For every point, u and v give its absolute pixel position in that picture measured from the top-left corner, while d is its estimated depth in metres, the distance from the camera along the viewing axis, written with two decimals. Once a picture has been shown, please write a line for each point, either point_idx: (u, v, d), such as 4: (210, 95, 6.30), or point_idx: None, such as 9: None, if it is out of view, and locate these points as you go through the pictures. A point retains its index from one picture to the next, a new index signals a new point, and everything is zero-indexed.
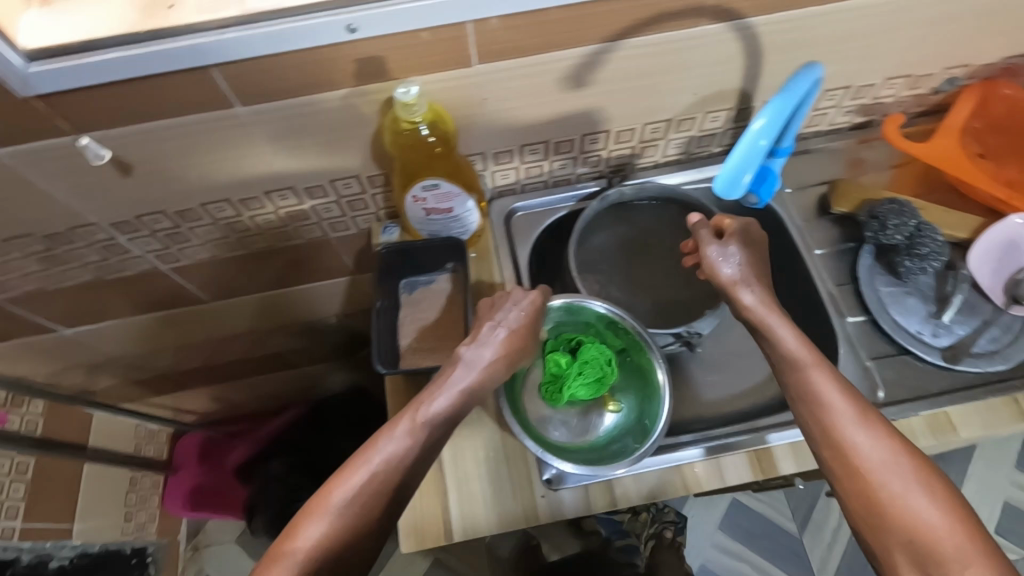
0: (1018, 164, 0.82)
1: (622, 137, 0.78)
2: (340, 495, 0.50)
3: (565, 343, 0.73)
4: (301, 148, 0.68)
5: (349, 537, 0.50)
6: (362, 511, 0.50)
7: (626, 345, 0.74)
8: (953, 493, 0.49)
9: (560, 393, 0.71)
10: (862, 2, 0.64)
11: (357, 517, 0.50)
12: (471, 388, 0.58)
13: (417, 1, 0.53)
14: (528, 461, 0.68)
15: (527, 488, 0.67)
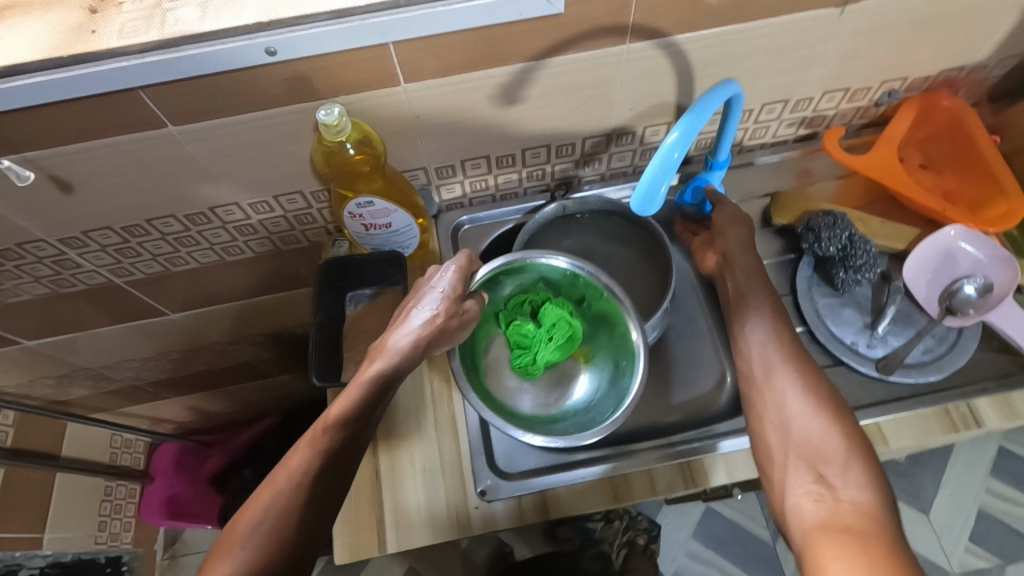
0: (959, 173, 0.82)
1: (563, 151, 0.79)
2: (250, 520, 0.53)
3: (520, 308, 0.75)
4: (240, 166, 0.69)
5: (264, 562, 0.51)
6: (272, 539, 0.52)
7: (585, 294, 0.75)
8: (840, 415, 0.59)
9: (534, 362, 0.73)
10: (784, 19, 0.65)
11: (267, 545, 0.52)
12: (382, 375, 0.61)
13: (334, 25, 0.54)
14: (465, 472, 0.70)
15: (461, 499, 0.68)
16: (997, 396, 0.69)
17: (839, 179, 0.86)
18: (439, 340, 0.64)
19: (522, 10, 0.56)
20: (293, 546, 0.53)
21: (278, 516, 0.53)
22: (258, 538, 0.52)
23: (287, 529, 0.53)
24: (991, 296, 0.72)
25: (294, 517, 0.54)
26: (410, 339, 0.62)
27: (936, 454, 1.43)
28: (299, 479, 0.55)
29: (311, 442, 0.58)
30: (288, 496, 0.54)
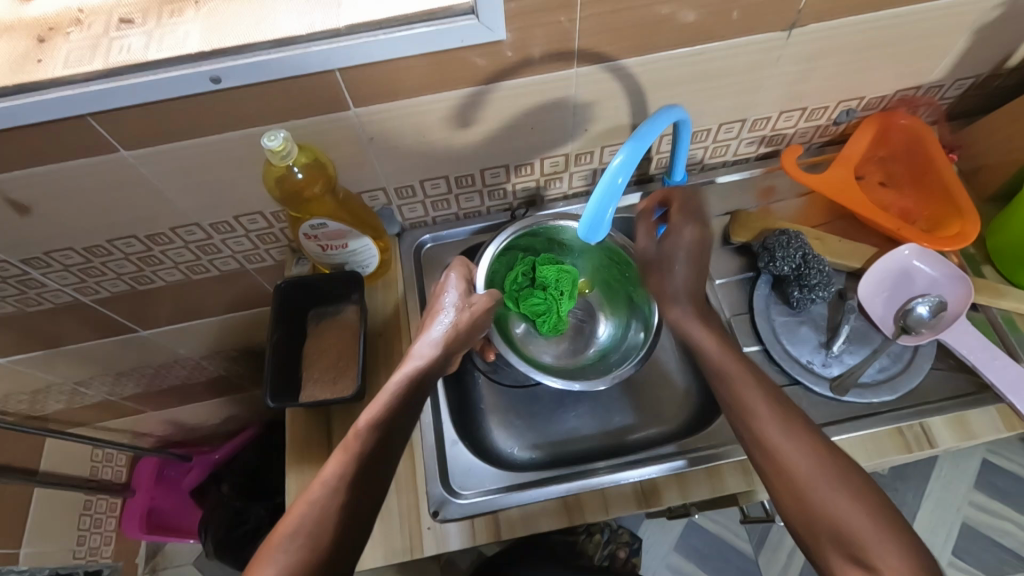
0: (917, 192, 0.83)
1: (523, 171, 0.79)
2: (287, 528, 0.54)
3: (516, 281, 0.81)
4: (198, 189, 0.69)
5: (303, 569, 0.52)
6: (308, 547, 0.53)
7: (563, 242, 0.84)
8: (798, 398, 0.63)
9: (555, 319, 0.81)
10: (732, 43, 0.66)
11: (303, 552, 0.53)
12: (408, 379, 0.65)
13: (276, 54, 0.55)
14: (418, 492, 0.70)
15: (413, 520, 0.68)
16: (953, 415, 0.69)
17: (800, 198, 0.86)
18: (463, 339, 0.70)
19: (463, 37, 0.57)
20: (332, 553, 0.54)
21: (315, 522, 0.54)
22: (295, 546, 0.53)
23: (322, 536, 0.54)
24: (944, 313, 0.73)
25: (333, 522, 0.55)
26: (439, 340, 0.69)
27: (920, 467, 1.39)
28: (333, 485, 0.57)
29: (343, 450, 0.60)
30: (327, 501, 0.56)
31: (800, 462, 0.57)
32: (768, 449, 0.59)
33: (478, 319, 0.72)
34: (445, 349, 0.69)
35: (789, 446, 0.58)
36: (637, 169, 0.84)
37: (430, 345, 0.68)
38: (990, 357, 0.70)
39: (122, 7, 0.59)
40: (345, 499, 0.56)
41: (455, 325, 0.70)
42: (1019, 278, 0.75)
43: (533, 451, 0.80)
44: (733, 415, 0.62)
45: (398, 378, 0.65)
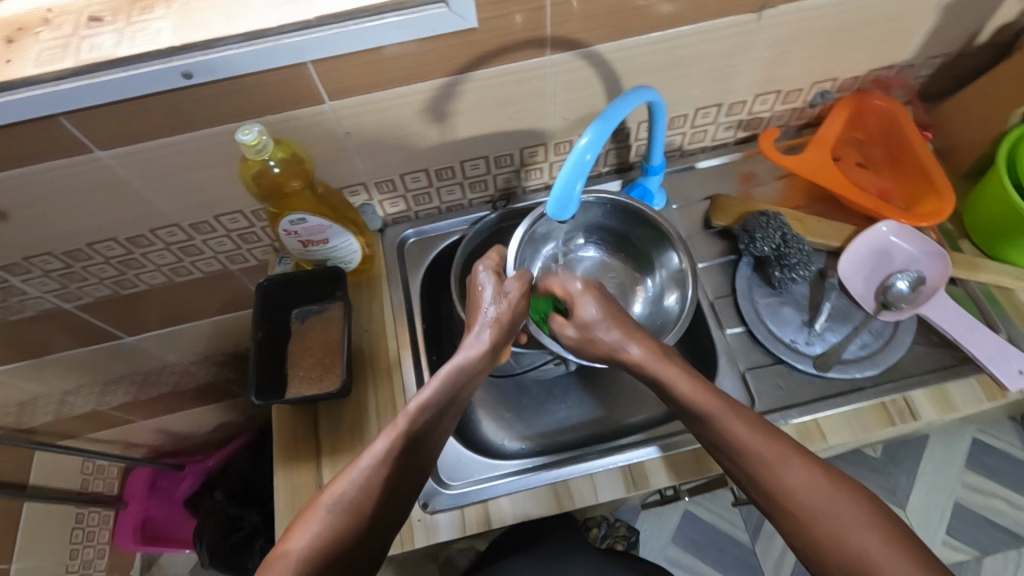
0: (894, 173, 0.84)
1: (503, 161, 0.80)
2: (329, 496, 0.52)
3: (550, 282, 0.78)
4: (176, 188, 0.69)
5: (342, 537, 0.51)
6: (351, 515, 0.52)
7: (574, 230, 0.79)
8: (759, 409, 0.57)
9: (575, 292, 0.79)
10: (704, 27, 0.66)
11: (346, 520, 0.51)
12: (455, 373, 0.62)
13: (247, 47, 0.55)
14: None
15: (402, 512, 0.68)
16: (934, 388, 0.70)
17: (779, 181, 0.87)
18: (510, 332, 0.67)
19: (434, 26, 0.57)
20: (371, 522, 0.53)
21: (357, 493, 0.53)
22: (339, 511, 0.52)
23: (365, 508, 0.53)
24: (923, 287, 0.74)
25: (377, 495, 0.54)
26: (490, 332, 0.65)
27: (911, 450, 1.40)
28: (383, 457, 0.55)
29: (392, 427, 0.57)
30: (375, 473, 0.54)
31: (812, 499, 0.50)
32: (772, 490, 0.52)
33: (522, 308, 0.68)
34: (495, 344, 0.66)
35: (796, 482, 0.51)
36: (617, 157, 0.85)
37: (483, 337, 0.65)
38: (968, 329, 0.71)
39: (92, 6, 0.59)
40: (391, 474, 0.55)
41: (504, 312, 0.67)
42: (996, 251, 0.76)
43: (523, 441, 0.80)
44: (727, 453, 0.55)
45: (452, 364, 0.62)
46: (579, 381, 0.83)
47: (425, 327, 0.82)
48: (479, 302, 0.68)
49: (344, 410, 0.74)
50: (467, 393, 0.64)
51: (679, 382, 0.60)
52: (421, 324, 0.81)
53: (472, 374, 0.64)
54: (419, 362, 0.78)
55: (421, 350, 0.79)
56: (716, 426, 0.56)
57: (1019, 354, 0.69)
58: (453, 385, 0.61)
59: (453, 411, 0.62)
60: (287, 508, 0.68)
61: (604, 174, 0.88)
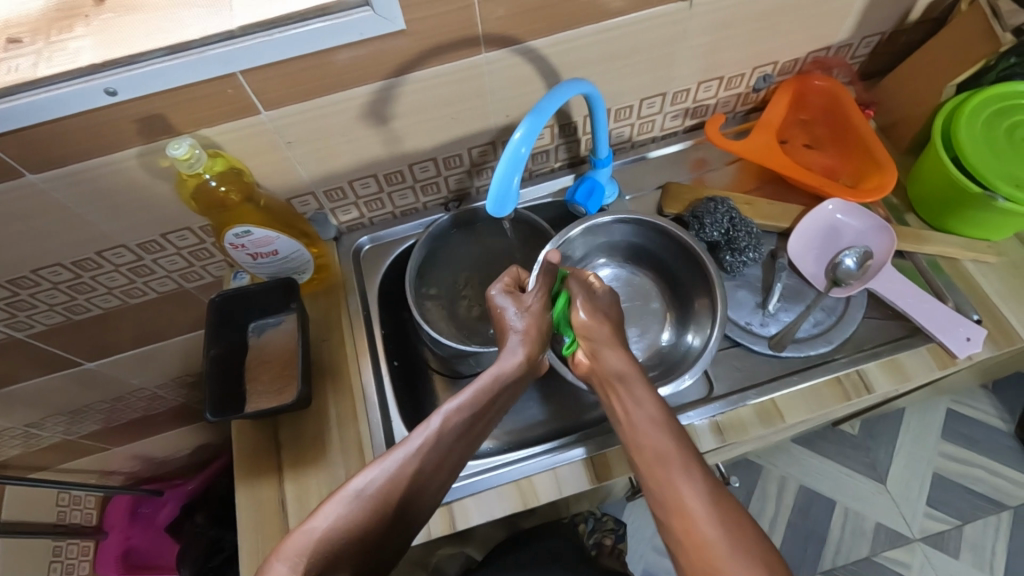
0: (838, 151, 0.85)
1: (452, 162, 0.80)
2: (357, 482, 0.50)
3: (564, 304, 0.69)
4: (117, 208, 0.68)
5: (365, 525, 0.48)
6: (375, 505, 0.49)
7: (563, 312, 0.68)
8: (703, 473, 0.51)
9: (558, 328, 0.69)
10: (636, 17, 0.67)
11: (370, 510, 0.49)
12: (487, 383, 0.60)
13: (170, 62, 0.54)
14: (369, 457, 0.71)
15: None
16: (887, 360, 0.71)
17: (729, 166, 0.88)
18: (541, 345, 0.65)
19: (361, 30, 0.57)
20: (394, 513, 0.50)
21: (385, 484, 0.51)
22: (361, 501, 0.49)
23: (390, 498, 0.50)
24: (871, 262, 0.75)
25: (406, 488, 0.51)
26: (526, 347, 0.63)
27: (888, 424, 1.42)
28: (416, 452, 0.53)
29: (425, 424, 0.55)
30: (407, 463, 0.52)
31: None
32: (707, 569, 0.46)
33: (549, 320, 0.66)
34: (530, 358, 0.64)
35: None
36: (568, 152, 0.85)
37: (518, 351, 0.63)
38: (916, 299, 0.73)
39: (11, 28, 0.58)
40: (420, 469, 0.53)
41: (533, 325, 0.65)
42: (939, 222, 0.78)
43: (491, 440, 0.80)
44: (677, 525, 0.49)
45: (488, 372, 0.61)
46: (545, 378, 0.83)
47: (385, 333, 0.82)
48: (503, 321, 0.66)
49: (305, 421, 0.73)
50: (502, 403, 0.61)
51: (678, 471, 0.50)
52: (379, 331, 0.81)
53: (508, 386, 0.61)
54: (380, 370, 0.78)
55: (381, 357, 0.79)
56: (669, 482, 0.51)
57: (968, 321, 0.70)
58: (490, 392, 0.59)
59: (489, 416, 0.60)
60: (251, 523, 0.68)
61: (557, 169, 0.88)
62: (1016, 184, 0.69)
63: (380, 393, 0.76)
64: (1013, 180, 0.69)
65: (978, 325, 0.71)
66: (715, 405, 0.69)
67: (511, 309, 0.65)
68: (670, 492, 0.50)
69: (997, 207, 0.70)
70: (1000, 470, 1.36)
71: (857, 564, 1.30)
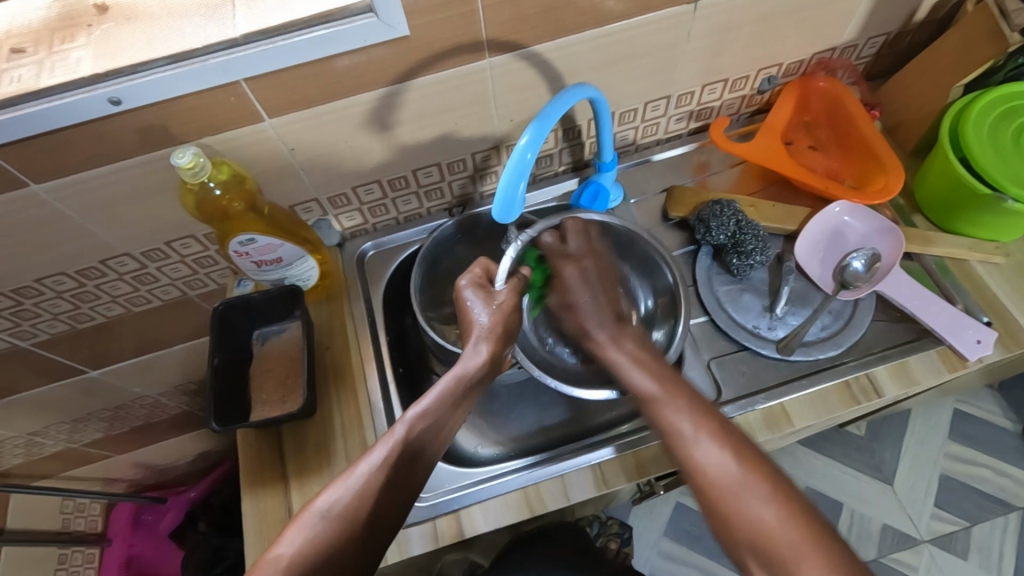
0: (843, 154, 0.85)
1: (455, 167, 0.79)
2: (323, 502, 0.51)
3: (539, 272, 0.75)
4: (121, 217, 0.68)
5: (336, 543, 0.50)
6: (343, 522, 0.50)
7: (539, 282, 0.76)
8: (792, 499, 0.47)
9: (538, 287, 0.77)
10: (640, 20, 0.66)
11: (338, 528, 0.50)
12: (449, 387, 0.60)
13: (173, 71, 0.54)
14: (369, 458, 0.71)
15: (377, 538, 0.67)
16: (895, 363, 0.70)
17: (733, 168, 0.87)
18: (508, 340, 0.66)
19: (364, 36, 0.56)
20: (368, 528, 0.51)
21: (351, 501, 0.51)
22: (329, 520, 0.50)
23: (359, 514, 0.51)
24: (879, 265, 0.75)
25: (376, 502, 0.52)
26: (489, 343, 0.64)
27: (894, 425, 1.41)
28: (380, 464, 0.54)
29: (389, 435, 0.56)
30: (373, 476, 0.53)
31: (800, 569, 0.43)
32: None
33: (515, 316, 0.67)
34: (495, 354, 0.64)
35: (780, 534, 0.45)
36: (572, 156, 0.85)
37: (481, 348, 0.63)
38: (924, 302, 0.72)
39: (13, 38, 0.58)
40: (389, 480, 0.53)
41: (498, 321, 0.65)
42: (948, 224, 0.77)
43: (496, 447, 0.79)
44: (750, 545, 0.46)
45: (449, 375, 0.61)
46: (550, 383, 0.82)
47: (389, 340, 0.82)
48: (470, 318, 0.66)
49: (309, 429, 0.73)
50: (470, 401, 0.63)
51: (668, 406, 0.55)
52: (384, 337, 0.80)
53: (473, 385, 0.62)
54: (385, 377, 0.77)
55: (386, 363, 0.78)
56: (744, 514, 0.47)
57: (977, 324, 0.70)
58: (455, 395, 0.60)
59: (458, 415, 0.61)
60: (256, 532, 0.67)
61: (560, 173, 0.88)
62: None
63: (386, 399, 0.76)
64: (1021, 182, 0.69)
65: (987, 328, 0.70)
66: (725, 409, 0.68)
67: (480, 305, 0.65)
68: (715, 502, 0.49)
69: (1007, 208, 0.70)
70: (1008, 471, 1.35)
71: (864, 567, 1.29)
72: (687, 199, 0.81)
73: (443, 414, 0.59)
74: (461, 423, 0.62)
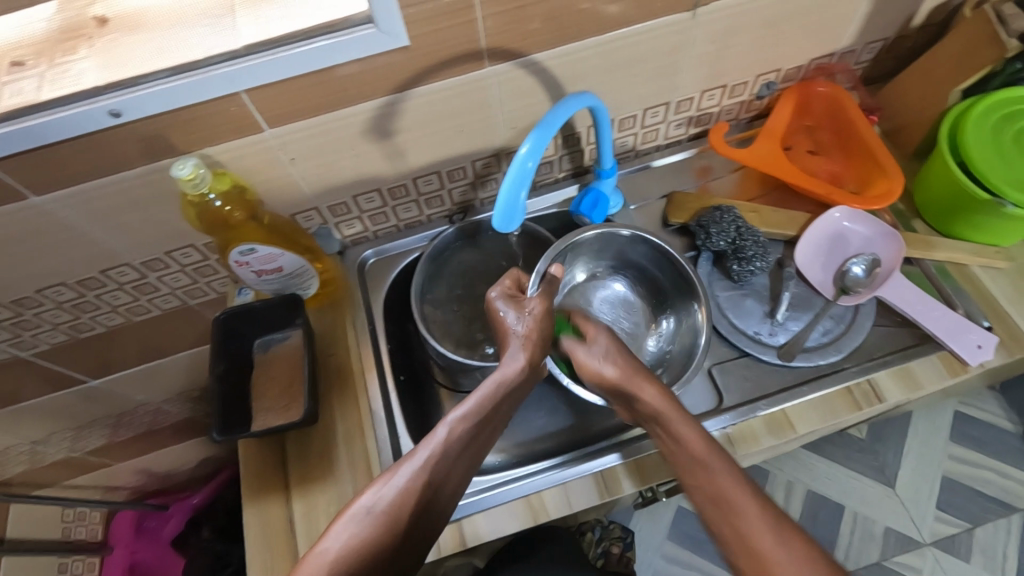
0: (843, 158, 0.85)
1: (456, 175, 0.79)
2: (368, 498, 0.51)
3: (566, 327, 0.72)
4: (121, 227, 0.68)
5: (377, 543, 0.49)
6: (387, 522, 0.50)
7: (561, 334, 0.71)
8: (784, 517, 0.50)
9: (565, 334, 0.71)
10: (638, 27, 0.66)
11: (381, 527, 0.49)
12: (491, 391, 0.60)
13: (174, 82, 0.54)
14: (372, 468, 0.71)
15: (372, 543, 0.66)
16: (897, 368, 0.70)
17: (733, 173, 0.88)
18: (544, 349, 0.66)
19: (365, 46, 0.56)
20: (407, 529, 0.51)
21: (395, 500, 0.51)
22: (371, 518, 0.50)
23: (402, 514, 0.51)
24: (879, 269, 0.75)
25: (416, 503, 0.52)
26: (526, 352, 0.64)
27: (896, 427, 1.41)
28: (423, 465, 0.54)
29: (431, 436, 0.56)
30: (416, 476, 0.53)
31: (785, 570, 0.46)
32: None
33: (548, 325, 0.67)
34: (532, 361, 0.64)
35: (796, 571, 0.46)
36: (572, 162, 0.85)
37: (519, 355, 0.63)
38: (926, 307, 0.72)
39: (13, 50, 0.58)
40: (430, 482, 0.53)
41: (534, 330, 0.66)
42: (947, 228, 0.77)
43: (499, 454, 0.79)
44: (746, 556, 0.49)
45: (489, 380, 0.61)
46: (553, 389, 0.82)
47: (391, 347, 0.82)
48: (504, 327, 0.67)
49: (311, 438, 0.73)
50: (506, 409, 0.63)
51: (672, 419, 0.59)
52: (385, 345, 0.80)
53: (511, 393, 0.62)
54: (387, 386, 0.77)
55: (387, 371, 0.78)
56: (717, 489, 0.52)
57: (978, 328, 0.70)
58: (494, 400, 0.60)
59: (495, 423, 0.61)
60: (259, 542, 0.67)
61: (561, 180, 0.88)
62: None
63: (387, 408, 0.76)
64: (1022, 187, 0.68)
65: (989, 332, 0.70)
66: (726, 416, 0.68)
67: (518, 315, 0.66)
68: (714, 509, 0.52)
69: (1006, 212, 0.70)
70: (1010, 472, 1.35)
71: (868, 570, 1.28)
72: (687, 204, 0.81)
73: (482, 419, 0.59)
74: (497, 429, 0.62)
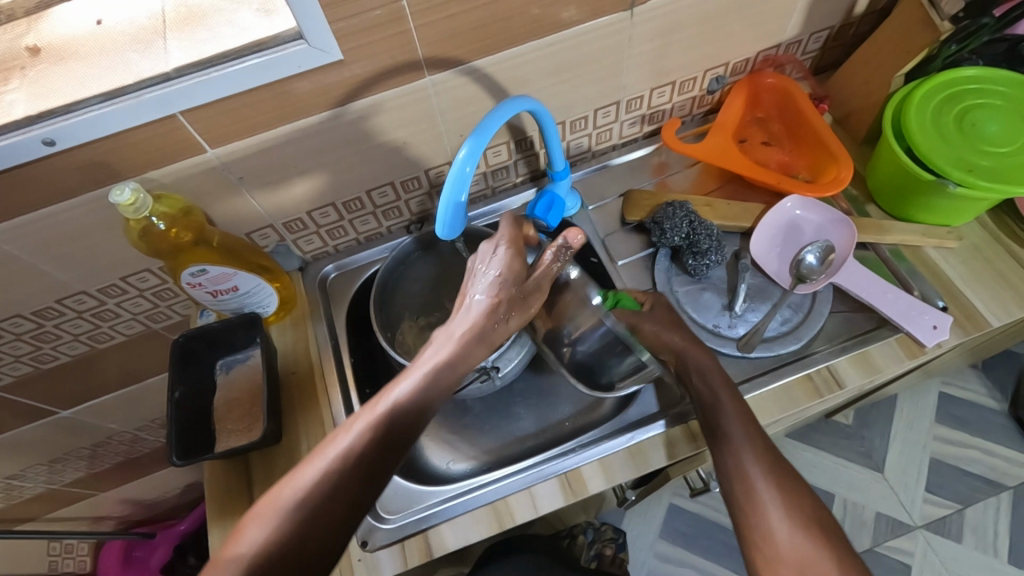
0: (795, 147, 0.85)
1: (410, 185, 0.79)
2: (285, 492, 0.52)
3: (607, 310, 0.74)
4: (71, 254, 0.68)
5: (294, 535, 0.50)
6: (304, 514, 0.51)
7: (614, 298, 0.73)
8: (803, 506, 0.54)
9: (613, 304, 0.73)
10: (576, 30, 0.67)
11: (298, 520, 0.51)
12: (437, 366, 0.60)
13: (107, 110, 0.54)
14: None
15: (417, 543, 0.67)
16: (856, 353, 0.71)
17: (690, 168, 0.88)
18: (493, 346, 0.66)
19: (298, 63, 0.57)
20: (324, 522, 0.51)
21: (311, 493, 0.52)
22: (292, 511, 0.51)
23: (318, 504, 0.52)
24: (834, 256, 0.75)
25: (338, 487, 0.53)
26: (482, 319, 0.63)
27: (882, 411, 1.41)
28: (347, 446, 0.54)
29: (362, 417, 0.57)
30: (336, 462, 0.53)
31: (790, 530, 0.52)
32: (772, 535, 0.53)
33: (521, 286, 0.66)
34: (484, 328, 0.63)
35: (777, 509, 0.54)
36: (528, 166, 0.85)
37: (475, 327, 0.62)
38: (882, 290, 0.72)
39: None
40: (354, 465, 0.54)
41: (499, 292, 0.64)
42: (901, 211, 0.78)
43: (469, 462, 0.78)
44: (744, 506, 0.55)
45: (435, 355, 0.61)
46: (519, 392, 0.82)
47: (354, 362, 0.81)
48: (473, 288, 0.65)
49: (275, 454, 0.73)
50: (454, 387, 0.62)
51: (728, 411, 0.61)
52: (349, 358, 0.80)
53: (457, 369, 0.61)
54: (350, 399, 0.77)
55: (351, 386, 0.78)
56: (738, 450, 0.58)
57: (932, 309, 0.70)
58: (437, 375, 0.60)
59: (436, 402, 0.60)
60: None
61: (518, 184, 0.88)
62: (968, 168, 0.69)
63: None
64: (967, 166, 0.69)
65: (943, 312, 0.70)
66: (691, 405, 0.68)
67: (486, 268, 0.65)
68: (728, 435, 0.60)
69: (952, 192, 0.70)
70: (996, 450, 1.35)
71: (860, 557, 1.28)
72: (643, 200, 0.82)
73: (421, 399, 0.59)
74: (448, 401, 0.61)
